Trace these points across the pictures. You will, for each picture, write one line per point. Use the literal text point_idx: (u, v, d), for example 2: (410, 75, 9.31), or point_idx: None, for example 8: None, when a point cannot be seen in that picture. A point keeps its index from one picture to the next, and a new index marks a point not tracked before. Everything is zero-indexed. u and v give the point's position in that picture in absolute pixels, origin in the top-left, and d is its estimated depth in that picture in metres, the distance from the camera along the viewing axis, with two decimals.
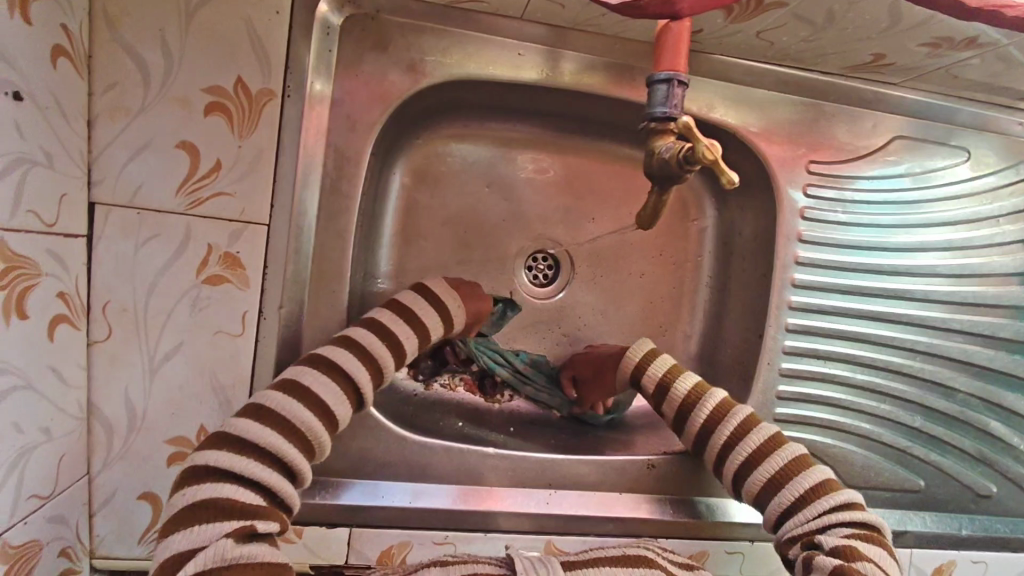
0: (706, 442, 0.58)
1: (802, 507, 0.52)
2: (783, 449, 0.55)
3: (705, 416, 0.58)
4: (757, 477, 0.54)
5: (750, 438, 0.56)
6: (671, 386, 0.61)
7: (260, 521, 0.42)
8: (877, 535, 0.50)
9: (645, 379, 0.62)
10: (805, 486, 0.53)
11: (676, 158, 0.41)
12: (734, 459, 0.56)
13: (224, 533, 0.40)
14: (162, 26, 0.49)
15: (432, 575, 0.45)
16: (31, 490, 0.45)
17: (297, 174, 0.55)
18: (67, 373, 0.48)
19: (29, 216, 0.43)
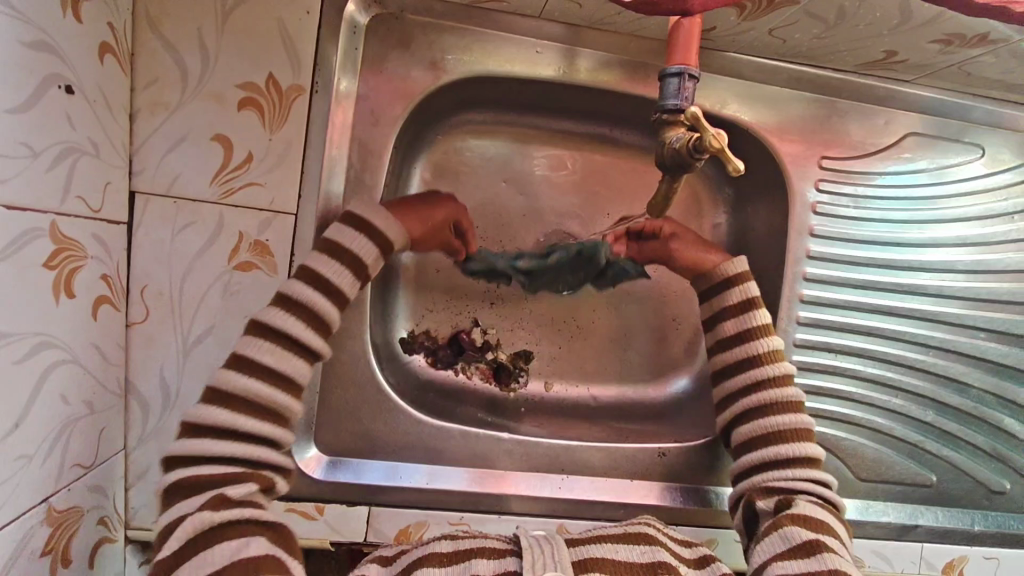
0: (740, 373, 0.59)
1: (789, 464, 0.55)
2: (802, 413, 0.57)
3: (763, 351, 0.59)
4: (770, 423, 0.56)
5: (786, 390, 0.57)
6: (748, 313, 0.60)
7: (232, 487, 0.44)
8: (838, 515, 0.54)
9: (731, 292, 0.62)
10: (804, 450, 0.55)
11: (686, 147, 0.42)
12: (762, 396, 0.57)
13: (201, 506, 0.43)
14: (199, 25, 0.52)
15: (441, 543, 0.48)
16: (73, 459, 0.48)
17: (324, 165, 0.58)
18: (108, 351, 0.51)
19: (77, 201, 0.46)
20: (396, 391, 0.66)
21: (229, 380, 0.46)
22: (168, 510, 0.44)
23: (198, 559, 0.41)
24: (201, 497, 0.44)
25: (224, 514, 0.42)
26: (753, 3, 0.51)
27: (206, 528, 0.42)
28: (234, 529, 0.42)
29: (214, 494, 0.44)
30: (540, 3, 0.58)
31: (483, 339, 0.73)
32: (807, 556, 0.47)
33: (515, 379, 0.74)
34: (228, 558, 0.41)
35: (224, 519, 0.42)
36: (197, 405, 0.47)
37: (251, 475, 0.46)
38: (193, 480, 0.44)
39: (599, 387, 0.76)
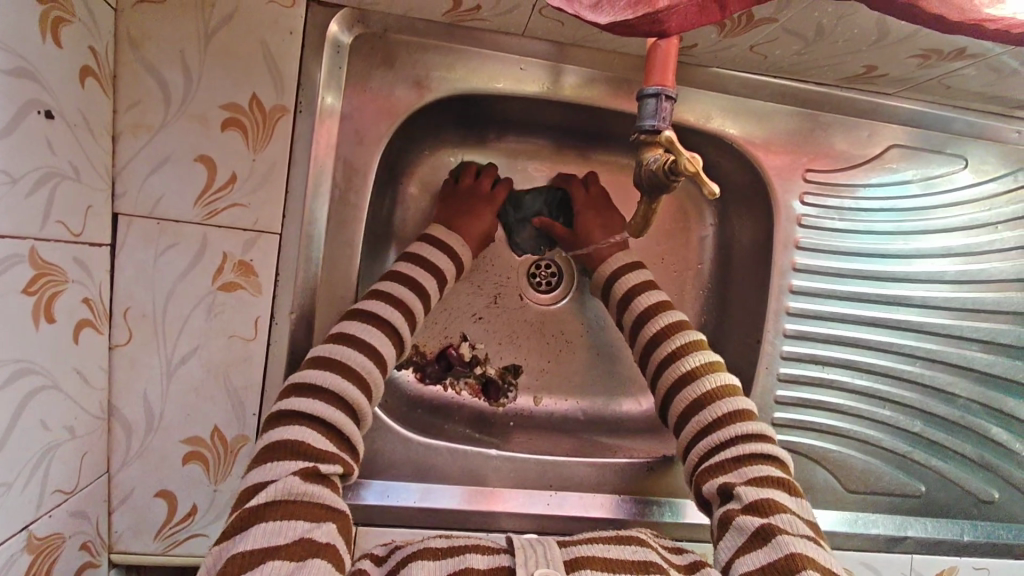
0: (654, 352, 0.62)
1: (716, 429, 0.54)
2: (714, 373, 0.57)
3: (663, 325, 0.62)
4: (684, 395, 0.57)
5: (689, 357, 0.59)
6: (640, 296, 0.65)
7: (323, 463, 0.47)
8: (789, 481, 0.51)
9: (620, 281, 0.67)
10: (722, 410, 0.55)
11: (663, 170, 0.42)
12: (671, 373, 0.59)
13: (290, 471, 0.45)
14: (182, 47, 0.53)
15: (437, 540, 0.48)
16: (54, 485, 0.47)
17: (308, 184, 0.58)
18: (89, 375, 0.51)
19: (57, 226, 0.46)
20: (383, 409, 0.66)
21: None
22: (263, 464, 0.46)
23: (275, 525, 0.42)
24: (295, 461, 0.46)
25: (309, 489, 0.44)
26: (732, 20, 0.51)
27: (289, 498, 0.43)
28: (309, 508, 0.43)
29: (306, 465, 0.46)
30: (522, 21, 0.58)
31: (471, 354, 0.74)
32: (763, 547, 0.45)
33: (504, 394, 0.74)
34: (299, 535, 0.42)
35: (306, 494, 0.44)
36: (309, 370, 0.51)
37: (337, 456, 0.48)
38: (293, 441, 0.47)
39: (588, 400, 0.76)
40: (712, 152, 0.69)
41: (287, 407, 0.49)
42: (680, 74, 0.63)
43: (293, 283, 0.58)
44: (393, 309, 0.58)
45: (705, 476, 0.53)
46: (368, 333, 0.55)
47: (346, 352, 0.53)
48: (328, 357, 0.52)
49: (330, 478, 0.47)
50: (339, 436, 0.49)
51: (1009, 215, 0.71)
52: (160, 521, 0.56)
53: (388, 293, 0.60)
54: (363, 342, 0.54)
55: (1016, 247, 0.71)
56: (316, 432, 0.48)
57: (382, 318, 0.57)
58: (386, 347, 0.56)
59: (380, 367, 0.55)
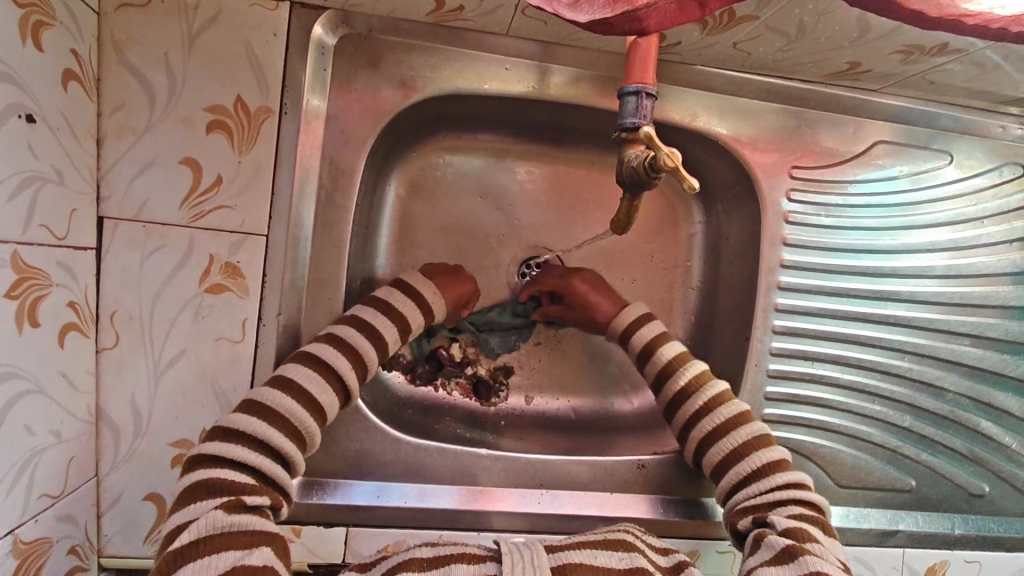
0: (678, 406, 0.60)
1: (754, 478, 0.56)
2: (748, 425, 0.57)
3: (685, 382, 0.60)
4: (722, 447, 0.57)
5: (721, 410, 0.58)
6: (660, 348, 0.62)
7: (249, 496, 0.46)
8: (825, 519, 0.53)
9: (635, 334, 0.64)
10: (759, 461, 0.56)
11: (643, 166, 0.43)
12: (703, 427, 0.58)
13: (214, 506, 0.44)
14: (166, 49, 0.53)
15: (421, 549, 0.48)
16: (40, 490, 0.47)
17: (295, 186, 0.57)
18: (75, 379, 0.51)
19: (41, 230, 0.46)
20: (373, 409, 0.66)
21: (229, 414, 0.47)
22: (183, 509, 0.45)
23: (203, 560, 0.41)
24: (216, 499, 0.45)
25: (237, 519, 0.44)
26: (714, 18, 0.52)
27: (218, 530, 0.43)
28: (240, 537, 0.43)
29: (229, 498, 0.45)
30: (506, 21, 0.58)
31: (461, 354, 0.74)
32: (788, 563, 0.47)
33: (495, 393, 0.74)
34: (231, 563, 0.41)
35: (234, 525, 0.43)
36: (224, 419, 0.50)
37: (264, 492, 0.48)
38: (213, 482, 0.46)
39: (579, 399, 0.76)
40: (699, 150, 0.69)
41: (205, 452, 0.48)
42: (666, 72, 0.63)
43: (280, 284, 0.58)
44: (339, 353, 0.55)
45: (740, 515, 0.55)
46: (306, 376, 0.53)
47: (277, 399, 0.51)
48: (249, 400, 0.51)
49: (257, 508, 0.46)
50: (265, 478, 0.49)
51: (995, 210, 0.71)
52: (149, 524, 0.56)
53: (334, 335, 0.57)
54: (300, 388, 0.52)
55: (1002, 241, 0.71)
56: (237, 473, 0.47)
57: (327, 365, 0.54)
58: (327, 395, 0.53)
59: (315, 415, 0.52)
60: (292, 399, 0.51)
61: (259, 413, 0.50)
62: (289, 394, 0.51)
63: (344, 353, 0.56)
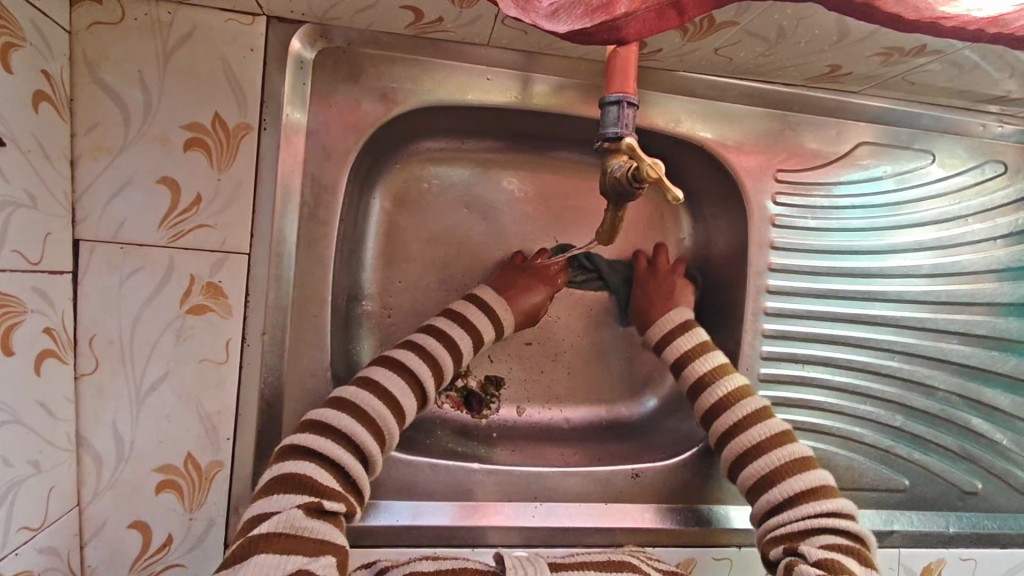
0: (714, 422, 0.60)
1: (790, 504, 0.54)
2: (783, 448, 0.56)
3: (725, 392, 0.60)
4: (754, 470, 0.56)
5: (756, 430, 0.57)
6: (693, 363, 0.62)
7: (328, 500, 0.47)
8: (864, 552, 0.51)
9: (668, 346, 0.65)
10: (799, 485, 0.54)
11: (625, 176, 0.42)
12: (737, 445, 0.58)
13: (295, 504, 0.45)
14: (141, 68, 0.52)
15: (422, 561, 0.48)
16: (20, 522, 0.46)
17: (276, 203, 0.57)
18: (54, 407, 0.50)
19: (14, 255, 0.45)
20: None
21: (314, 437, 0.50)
22: (267, 498, 0.46)
23: (275, 557, 0.41)
24: (299, 495, 0.46)
25: (309, 524, 0.44)
26: (694, 24, 0.51)
27: (291, 532, 0.43)
28: (307, 542, 0.43)
29: (311, 498, 0.46)
30: (486, 32, 0.57)
31: None
32: None
33: (486, 405, 0.73)
34: (297, 568, 0.41)
35: (307, 528, 0.44)
36: (324, 411, 0.53)
37: (341, 497, 0.48)
38: (300, 476, 0.47)
39: (571, 409, 0.76)
40: (684, 156, 0.69)
41: (300, 442, 0.50)
42: (649, 79, 0.63)
43: (264, 303, 0.57)
44: (422, 360, 0.58)
45: (774, 545, 0.54)
46: (393, 381, 0.55)
47: (366, 399, 0.53)
48: (344, 399, 0.53)
49: (335, 514, 0.46)
50: (346, 480, 0.50)
51: (978, 208, 0.72)
52: (134, 553, 0.55)
53: (415, 343, 0.60)
54: (387, 390, 0.55)
55: (986, 238, 0.72)
56: (322, 470, 0.48)
57: (411, 371, 0.57)
58: (407, 398, 0.56)
59: (397, 419, 0.55)
60: (377, 399, 0.53)
61: (353, 409, 0.52)
62: (372, 392, 0.54)
63: (424, 359, 0.58)
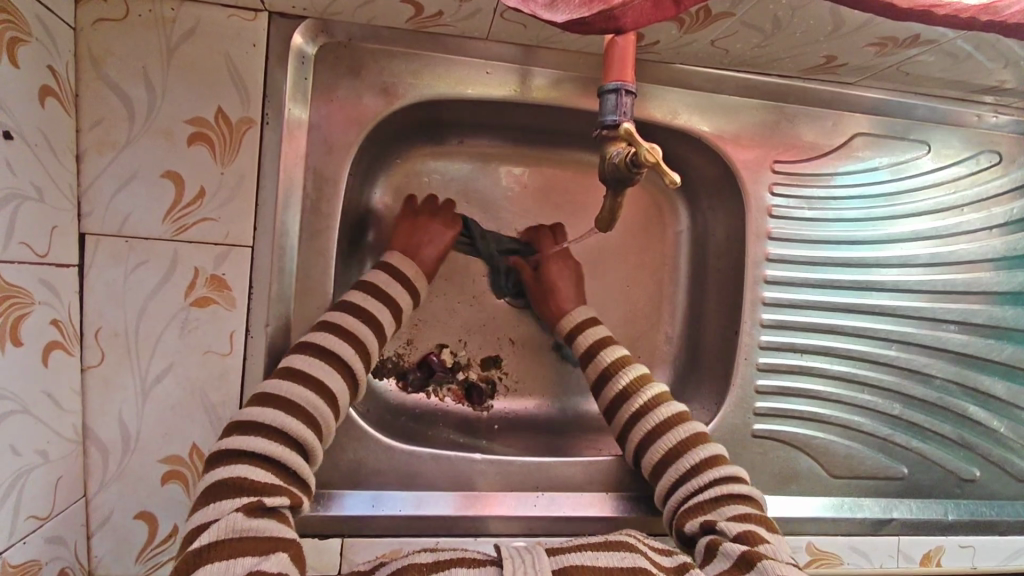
0: (618, 410, 0.61)
1: (694, 475, 0.55)
2: (684, 424, 0.58)
3: (626, 381, 0.61)
4: (659, 448, 0.57)
5: (659, 412, 0.59)
6: (602, 350, 0.64)
7: (270, 496, 0.45)
8: (767, 517, 0.52)
9: (579, 337, 0.66)
10: (698, 457, 0.56)
11: (625, 162, 0.43)
12: (642, 428, 0.59)
13: (235, 508, 0.43)
14: (144, 63, 0.52)
15: (424, 552, 0.47)
16: (28, 511, 0.47)
17: (279, 197, 0.57)
18: (61, 398, 0.50)
19: (21, 247, 0.45)
20: (364, 417, 0.66)
21: (256, 429, 0.48)
22: (205, 507, 0.44)
23: (221, 564, 0.40)
24: (239, 498, 0.44)
25: (255, 524, 0.43)
26: (691, 16, 0.52)
27: (236, 535, 0.42)
28: (255, 543, 0.42)
29: (250, 499, 0.44)
30: (486, 26, 0.58)
31: (452, 360, 0.74)
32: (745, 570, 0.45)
33: (487, 398, 0.74)
34: (247, 570, 0.40)
35: (253, 529, 0.42)
36: (247, 408, 0.49)
37: (284, 489, 0.47)
38: (236, 479, 0.45)
39: (572, 401, 0.76)
40: (682, 148, 0.70)
41: (228, 446, 0.47)
42: (645, 71, 0.63)
43: (268, 296, 0.57)
44: (341, 340, 0.55)
45: (686, 521, 0.53)
46: (318, 367, 0.53)
47: (293, 392, 0.50)
48: (269, 392, 0.50)
49: (277, 510, 0.45)
50: (288, 474, 0.48)
51: (974, 197, 0.73)
52: (141, 543, 0.55)
53: (335, 324, 0.56)
54: (315, 380, 0.52)
55: (983, 227, 0.73)
56: (259, 469, 0.46)
57: (334, 356, 0.54)
58: (336, 381, 0.53)
59: (329, 404, 0.52)
60: (307, 391, 0.51)
61: (281, 402, 0.50)
62: (301, 384, 0.51)
63: (348, 342, 0.55)
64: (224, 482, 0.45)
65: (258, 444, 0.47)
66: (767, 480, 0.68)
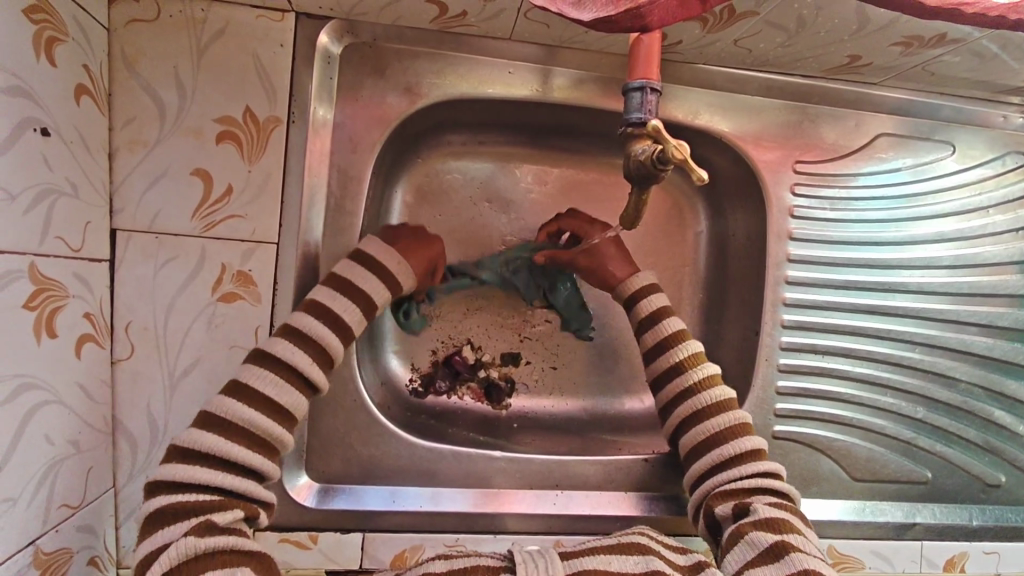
0: (668, 383, 0.58)
1: (736, 462, 0.55)
2: (734, 410, 0.57)
3: (682, 357, 0.58)
4: (709, 427, 0.56)
5: (712, 393, 0.57)
6: (664, 319, 0.60)
7: (218, 514, 0.45)
8: (799, 512, 0.52)
9: (643, 301, 0.61)
10: (744, 445, 0.55)
11: (651, 159, 0.43)
12: (695, 404, 0.56)
13: (184, 532, 0.43)
14: (176, 63, 0.54)
15: (436, 563, 0.46)
16: (60, 500, 0.48)
17: (304, 195, 0.58)
18: (92, 390, 0.51)
19: (57, 242, 0.46)
20: (385, 415, 0.66)
21: (195, 455, 0.46)
22: (152, 537, 0.44)
23: None
24: (186, 522, 0.44)
25: (211, 541, 0.42)
26: (715, 15, 0.52)
27: (193, 555, 0.42)
28: (212, 560, 0.41)
29: (198, 521, 0.44)
30: (510, 26, 0.58)
31: (475, 358, 0.74)
32: (773, 563, 0.46)
33: (506, 397, 0.74)
34: None
35: (208, 547, 0.42)
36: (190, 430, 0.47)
37: (234, 505, 0.46)
38: (180, 505, 0.44)
39: (591, 400, 0.76)
40: (704, 149, 0.70)
41: (167, 474, 0.46)
42: (668, 72, 0.63)
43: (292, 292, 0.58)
44: (298, 347, 0.50)
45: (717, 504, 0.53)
46: (262, 379, 0.49)
47: (231, 410, 0.47)
48: (209, 414, 0.48)
49: (230, 527, 0.45)
50: (233, 493, 0.47)
51: (1000, 199, 0.72)
52: None
53: (292, 327, 0.51)
54: (261, 394, 0.48)
55: (1009, 229, 0.72)
56: (202, 494, 0.45)
57: (284, 364, 0.50)
58: (289, 395, 0.49)
59: (279, 419, 0.49)
60: (252, 411, 0.47)
61: (222, 425, 0.47)
62: (242, 403, 0.47)
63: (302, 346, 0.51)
64: (172, 510, 0.44)
65: (196, 471, 0.45)
66: (789, 482, 0.67)
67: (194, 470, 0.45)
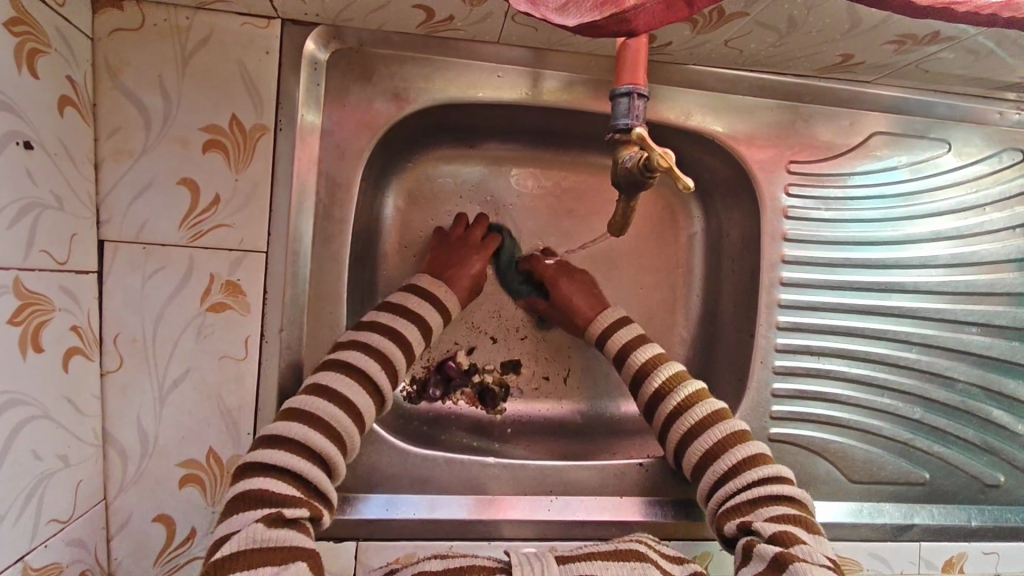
0: (655, 408, 0.60)
1: (733, 476, 0.54)
2: (722, 423, 0.57)
3: (662, 380, 0.60)
4: (696, 448, 0.56)
5: (691, 413, 0.57)
6: (634, 351, 0.63)
7: (289, 508, 0.45)
8: (808, 519, 0.51)
9: (614, 334, 0.65)
10: (736, 457, 0.55)
11: (637, 166, 0.43)
12: (682, 424, 0.58)
13: (253, 519, 0.44)
14: (159, 72, 0.53)
15: (432, 560, 0.47)
16: (49, 515, 0.48)
17: (292, 202, 0.58)
18: (81, 403, 0.51)
19: (42, 255, 0.46)
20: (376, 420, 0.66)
21: (274, 440, 0.49)
22: (225, 521, 0.45)
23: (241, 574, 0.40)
24: (257, 510, 0.44)
25: (277, 534, 0.43)
26: (704, 17, 0.52)
27: (258, 543, 0.42)
28: (277, 551, 0.42)
29: (269, 511, 0.44)
30: (497, 30, 0.58)
31: (468, 363, 0.73)
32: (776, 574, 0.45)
33: (501, 402, 0.74)
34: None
35: (272, 539, 0.42)
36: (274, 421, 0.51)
37: (305, 503, 0.47)
38: (253, 492, 0.46)
39: (585, 403, 0.76)
40: (696, 150, 0.69)
41: (249, 459, 0.48)
42: (658, 73, 0.63)
43: (281, 301, 0.58)
44: (367, 354, 0.56)
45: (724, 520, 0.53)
46: (337, 379, 0.53)
47: (312, 401, 0.51)
48: (293, 406, 0.51)
49: (296, 522, 0.45)
50: (308, 485, 0.48)
51: (997, 196, 0.71)
52: (158, 547, 0.56)
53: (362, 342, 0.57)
54: (334, 389, 0.52)
55: (1005, 226, 0.71)
56: (281, 482, 0.47)
57: (354, 367, 0.54)
58: (360, 395, 0.53)
59: (352, 414, 0.52)
60: (328, 401, 0.51)
61: (306, 415, 0.50)
62: (320, 394, 0.52)
63: (367, 354, 0.55)
64: (245, 497, 0.45)
65: (277, 457, 0.47)
66: None
67: (276, 455, 0.48)
